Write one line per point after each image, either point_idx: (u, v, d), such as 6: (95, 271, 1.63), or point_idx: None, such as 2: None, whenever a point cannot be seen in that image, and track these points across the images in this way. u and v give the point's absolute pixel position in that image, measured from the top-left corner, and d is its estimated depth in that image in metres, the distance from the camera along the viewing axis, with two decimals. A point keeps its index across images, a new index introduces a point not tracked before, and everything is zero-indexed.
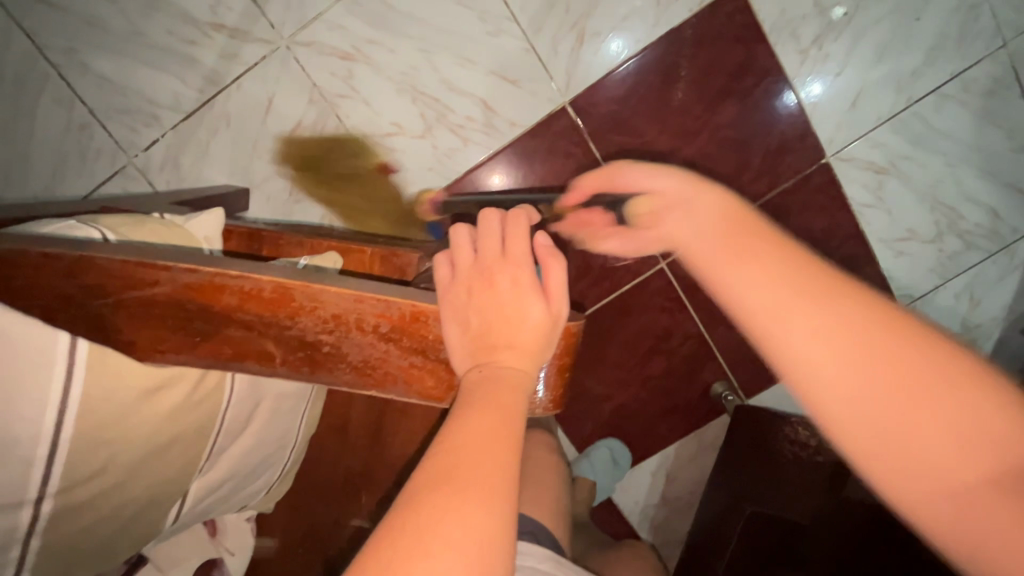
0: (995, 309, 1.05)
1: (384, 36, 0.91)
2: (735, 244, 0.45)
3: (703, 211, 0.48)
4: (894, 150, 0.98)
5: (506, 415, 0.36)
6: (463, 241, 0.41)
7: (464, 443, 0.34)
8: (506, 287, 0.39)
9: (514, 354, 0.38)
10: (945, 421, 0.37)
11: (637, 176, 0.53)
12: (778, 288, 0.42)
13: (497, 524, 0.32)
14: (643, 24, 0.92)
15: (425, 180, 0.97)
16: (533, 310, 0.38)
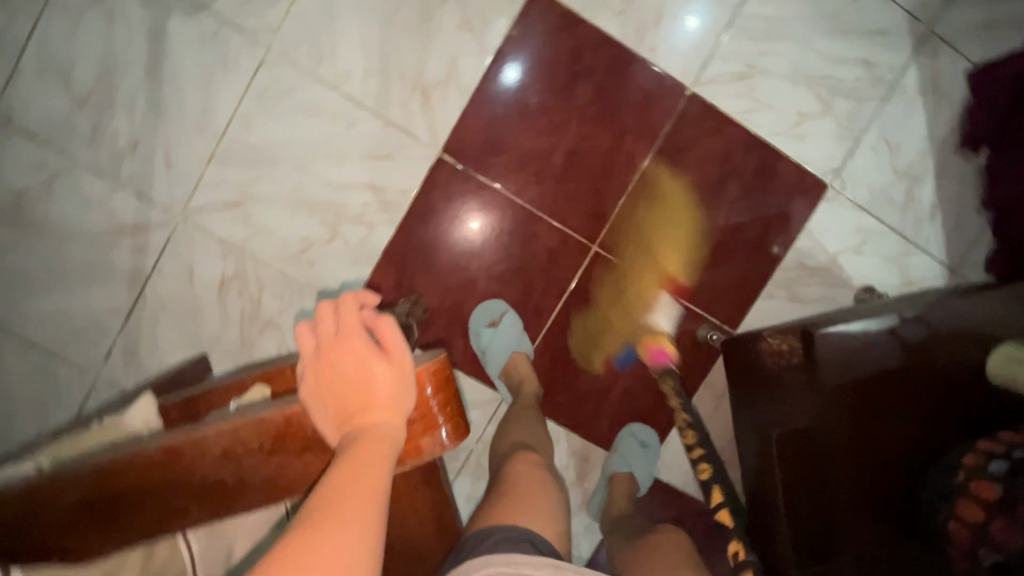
0: (912, 146, 1.07)
1: (260, 170, 0.98)
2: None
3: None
4: (748, 53, 1.02)
5: (378, 461, 0.40)
6: (306, 334, 0.46)
7: (336, 485, 0.38)
8: (353, 361, 0.44)
9: (376, 412, 0.43)
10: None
11: None
12: None
13: (358, 549, 0.35)
14: (472, 55, 0.98)
15: (353, 273, 1.02)
16: (378, 370, 0.44)
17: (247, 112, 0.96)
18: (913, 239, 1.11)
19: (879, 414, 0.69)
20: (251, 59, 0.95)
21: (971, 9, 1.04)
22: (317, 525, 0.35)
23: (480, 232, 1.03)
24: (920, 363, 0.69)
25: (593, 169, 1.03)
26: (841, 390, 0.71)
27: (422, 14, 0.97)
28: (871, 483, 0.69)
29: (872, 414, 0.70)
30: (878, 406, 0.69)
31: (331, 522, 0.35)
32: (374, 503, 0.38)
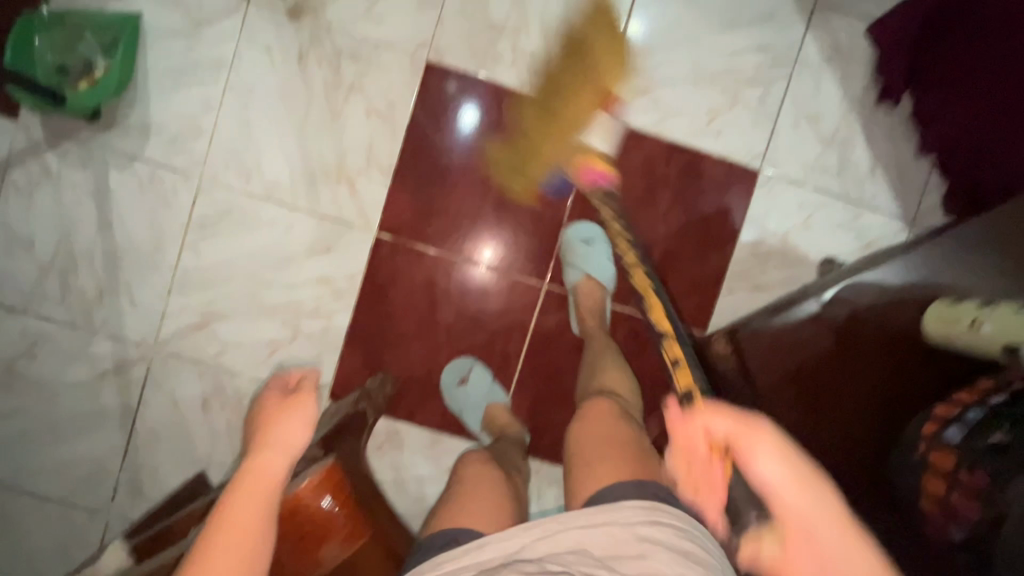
0: (832, 112, 1.08)
1: (217, 290, 1.04)
2: (853, 542, 0.47)
3: (832, 556, 0.46)
4: (644, 70, 1.05)
5: (263, 493, 0.53)
6: (268, 397, 0.66)
7: (241, 507, 0.51)
8: (277, 421, 0.60)
9: (280, 454, 0.56)
10: None
11: (766, 474, 0.48)
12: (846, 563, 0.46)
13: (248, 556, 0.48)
14: (384, 138, 1.03)
15: (323, 363, 1.06)
16: (300, 436, 0.59)
17: (195, 240, 1.03)
18: (860, 200, 1.09)
19: (823, 394, 0.71)
20: (187, 193, 1.02)
21: None
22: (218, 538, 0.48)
23: (494, 257, 1.06)
24: (848, 333, 0.72)
25: (523, 212, 1.06)
26: (782, 370, 0.72)
27: (330, 113, 1.02)
28: (843, 461, 0.69)
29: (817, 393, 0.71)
30: (825, 386, 0.71)
31: (217, 542, 0.48)
32: (250, 531, 0.50)
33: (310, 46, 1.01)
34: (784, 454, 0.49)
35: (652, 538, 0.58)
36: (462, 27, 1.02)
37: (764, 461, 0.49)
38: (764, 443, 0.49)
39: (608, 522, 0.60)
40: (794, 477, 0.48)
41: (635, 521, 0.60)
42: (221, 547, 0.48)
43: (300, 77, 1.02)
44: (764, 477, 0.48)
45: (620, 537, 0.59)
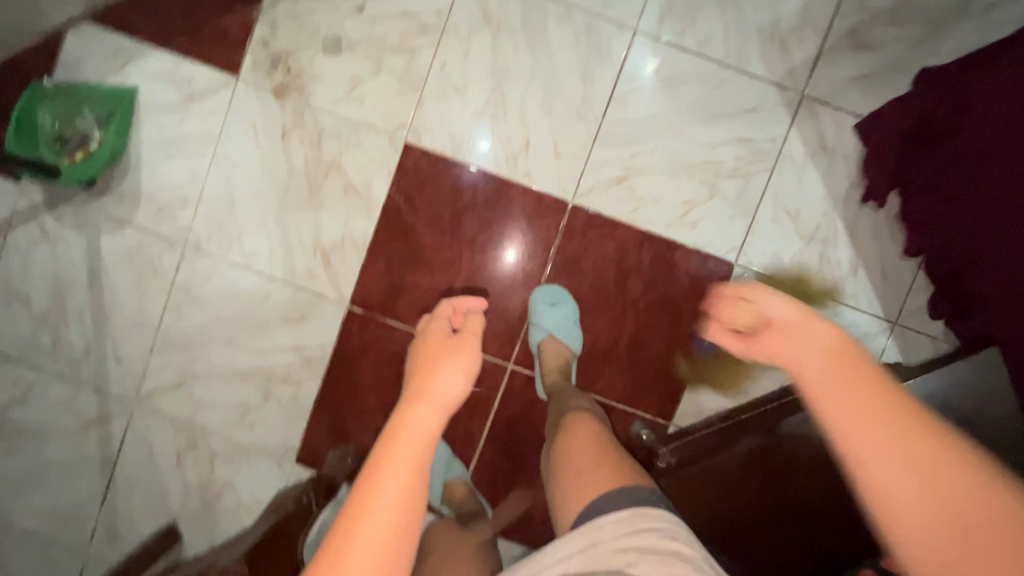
0: (815, 208, 1.05)
1: (194, 352, 1.08)
2: (840, 353, 0.48)
3: (811, 342, 0.49)
4: (620, 158, 1.04)
5: (422, 432, 0.52)
6: (438, 325, 0.72)
7: (382, 483, 0.48)
8: (442, 354, 0.63)
9: (448, 396, 0.56)
10: (958, 488, 0.40)
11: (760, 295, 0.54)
12: (822, 351, 0.48)
13: (390, 549, 0.46)
14: (361, 214, 1.05)
15: (291, 428, 1.09)
16: (451, 388, 0.57)
17: (177, 303, 1.07)
18: (839, 298, 1.06)
19: (754, 524, 0.81)
20: (172, 258, 1.07)
21: (844, 64, 1.02)
22: (342, 536, 0.45)
23: (518, 257, 1.06)
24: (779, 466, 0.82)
25: (505, 272, 1.06)
26: (714, 513, 0.82)
27: (309, 187, 1.05)
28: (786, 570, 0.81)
29: (743, 536, 0.81)
30: (755, 508, 0.81)
31: (391, 467, 0.48)
32: (418, 475, 0.49)
33: (294, 123, 1.04)
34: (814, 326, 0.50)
35: (638, 546, 0.58)
36: (441, 109, 1.03)
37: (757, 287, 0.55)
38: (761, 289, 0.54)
39: (595, 542, 0.61)
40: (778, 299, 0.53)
41: (620, 535, 0.60)
42: (363, 531, 0.45)
43: (282, 152, 1.05)
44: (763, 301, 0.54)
45: (602, 550, 0.59)
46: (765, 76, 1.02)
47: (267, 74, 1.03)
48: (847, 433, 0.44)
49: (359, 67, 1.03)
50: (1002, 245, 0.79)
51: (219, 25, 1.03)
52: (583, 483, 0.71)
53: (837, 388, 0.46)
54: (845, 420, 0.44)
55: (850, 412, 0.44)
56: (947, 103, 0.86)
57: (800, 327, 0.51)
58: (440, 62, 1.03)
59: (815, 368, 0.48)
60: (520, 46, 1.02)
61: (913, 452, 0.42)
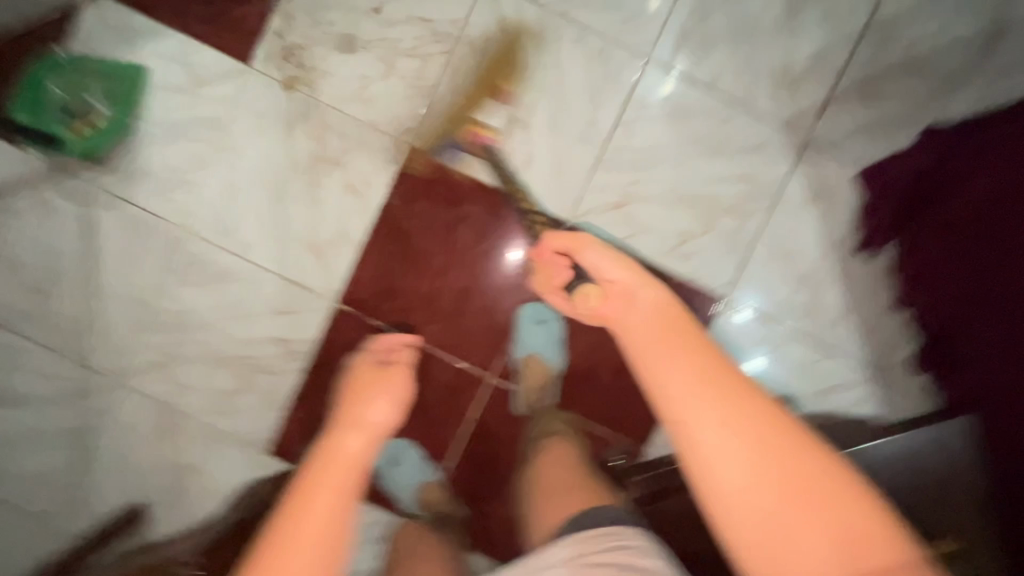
0: (810, 251, 1.05)
1: (179, 335, 1.08)
2: (669, 313, 0.59)
3: (645, 309, 0.60)
4: (620, 183, 1.05)
5: (347, 458, 0.58)
6: (372, 359, 0.92)
7: (315, 489, 0.53)
8: (372, 385, 0.80)
9: (371, 426, 0.66)
10: (753, 418, 0.49)
11: (598, 257, 0.73)
12: (655, 316, 0.59)
13: (327, 543, 0.50)
14: (358, 213, 1.05)
15: (268, 420, 1.08)
16: (378, 419, 0.69)
17: (167, 284, 1.07)
18: (825, 344, 1.07)
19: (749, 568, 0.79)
20: (166, 239, 1.07)
21: (850, 114, 1.03)
22: (279, 539, 0.49)
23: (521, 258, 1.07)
24: None
25: (509, 271, 1.07)
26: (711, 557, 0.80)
27: (309, 182, 1.05)
28: None
29: None
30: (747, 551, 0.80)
31: (314, 492, 0.53)
32: (346, 492, 0.54)
33: (300, 116, 1.04)
34: (651, 293, 0.63)
35: (616, 562, 0.57)
36: (448, 117, 1.04)
37: (604, 266, 0.71)
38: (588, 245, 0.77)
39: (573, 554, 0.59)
40: (624, 271, 0.69)
41: (597, 549, 0.59)
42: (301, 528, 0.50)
43: (285, 144, 1.05)
44: (609, 276, 0.69)
45: (581, 563, 0.58)
46: (771, 116, 1.03)
47: (278, 66, 1.04)
48: (676, 374, 0.53)
49: (370, 68, 1.03)
50: (991, 296, 0.80)
51: (236, 13, 1.03)
52: (563, 500, 0.72)
53: (660, 344, 0.56)
54: (657, 358, 0.55)
55: (674, 361, 0.54)
56: (945, 163, 0.88)
57: (634, 292, 0.64)
58: (451, 71, 1.03)
59: (645, 331, 0.58)
60: (532, 63, 1.03)
61: (723, 390, 0.51)
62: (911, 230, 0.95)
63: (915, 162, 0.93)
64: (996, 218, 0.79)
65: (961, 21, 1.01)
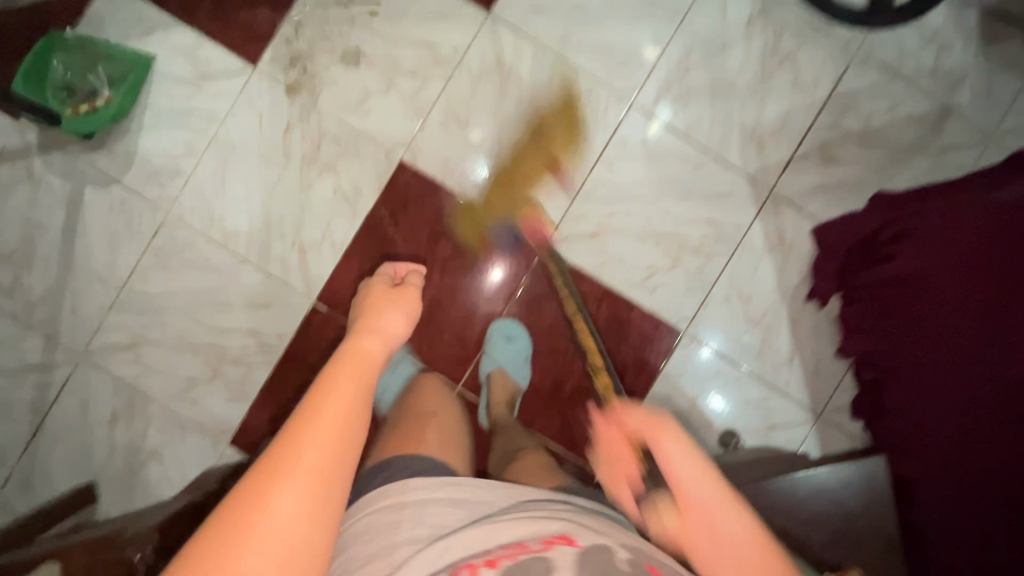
0: (765, 295, 1.13)
1: (151, 317, 1.09)
2: (761, 553, 0.51)
3: (727, 532, 0.52)
4: (596, 214, 1.11)
5: (366, 358, 0.61)
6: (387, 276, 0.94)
7: (338, 381, 0.55)
8: (385, 303, 0.81)
9: (380, 338, 0.70)
10: None
11: (676, 455, 0.56)
12: (733, 534, 0.52)
13: (350, 430, 0.51)
14: (344, 217, 1.09)
15: (232, 409, 1.09)
16: (393, 331, 0.73)
17: (146, 266, 1.09)
18: (773, 383, 1.13)
19: None
20: (151, 222, 1.09)
21: (810, 173, 1.12)
22: (300, 422, 0.49)
23: (501, 279, 1.11)
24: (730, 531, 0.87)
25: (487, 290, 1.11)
26: None
27: (300, 183, 1.09)
28: None
29: None
30: None
31: (338, 384, 0.54)
32: (365, 386, 0.56)
33: (299, 119, 1.09)
34: (736, 514, 0.53)
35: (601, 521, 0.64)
36: (441, 137, 1.09)
37: (675, 449, 0.56)
38: (674, 438, 0.57)
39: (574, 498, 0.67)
40: (696, 458, 0.56)
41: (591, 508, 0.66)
42: (324, 414, 0.50)
43: (281, 144, 1.09)
44: (675, 464, 0.55)
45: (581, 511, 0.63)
46: (739, 167, 1.12)
47: (283, 70, 1.08)
48: None
49: (371, 82, 1.09)
50: (925, 361, 0.86)
51: (247, 15, 1.08)
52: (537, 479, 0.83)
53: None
54: None
55: None
56: (887, 228, 0.98)
57: (710, 501, 0.54)
58: (449, 93, 1.09)
59: (725, 564, 0.52)
60: (525, 95, 1.10)
61: None
62: (856, 286, 1.02)
63: (862, 227, 1.03)
64: (948, 351, 0.83)
65: (913, 101, 1.12)
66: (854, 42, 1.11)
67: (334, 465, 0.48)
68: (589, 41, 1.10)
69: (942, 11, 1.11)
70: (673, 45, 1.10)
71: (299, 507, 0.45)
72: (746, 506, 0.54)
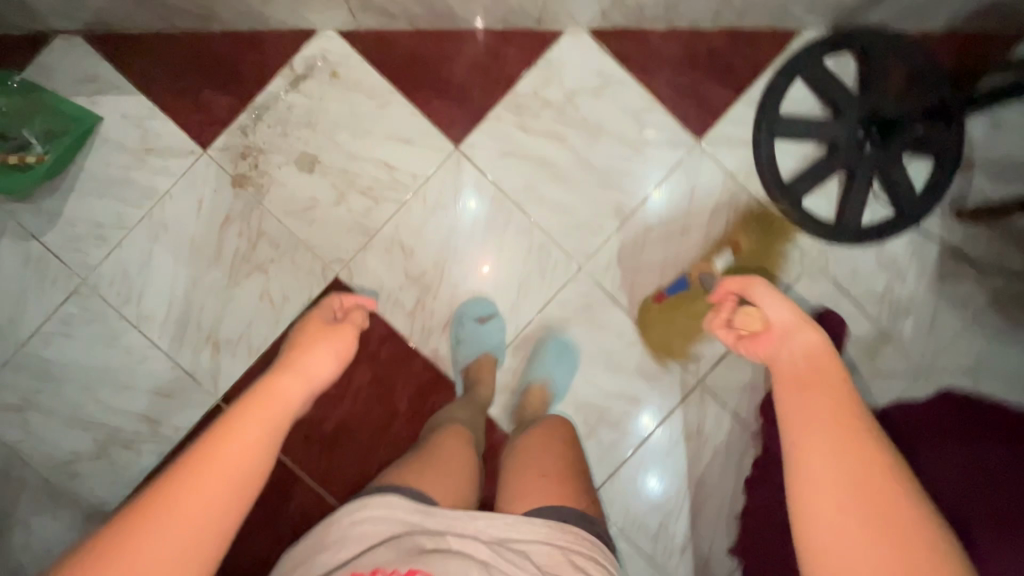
0: (672, 481, 1.12)
1: (47, 383, 1.05)
2: (813, 389, 0.52)
3: (795, 343, 0.59)
4: (522, 369, 1.09)
5: (271, 425, 0.49)
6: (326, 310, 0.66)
7: (287, 377, 0.55)
8: (318, 343, 0.60)
9: (323, 363, 0.58)
10: (883, 492, 0.43)
11: (765, 297, 0.65)
12: (835, 431, 0.48)
13: (285, 414, 0.51)
14: (266, 321, 1.05)
15: (109, 494, 1.05)
16: (328, 369, 0.58)
17: (50, 330, 1.04)
18: (661, 568, 1.12)
19: None
20: (63, 288, 1.04)
21: (739, 372, 1.11)
22: (266, 389, 0.52)
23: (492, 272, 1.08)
24: None
25: (417, 380, 1.07)
26: None
27: (227, 278, 1.05)
28: None
29: None
30: None
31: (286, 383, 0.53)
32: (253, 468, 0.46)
33: (239, 214, 1.04)
34: (800, 333, 0.60)
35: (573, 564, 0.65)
36: (382, 262, 1.06)
37: (766, 296, 0.65)
38: (765, 289, 0.66)
39: (551, 540, 0.67)
40: (801, 332, 0.60)
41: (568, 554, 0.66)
42: (275, 392, 0.52)
43: (217, 236, 1.04)
44: (768, 306, 0.64)
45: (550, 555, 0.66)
46: (673, 352, 1.11)
47: (233, 161, 1.04)
48: (831, 443, 0.47)
49: (322, 193, 1.05)
50: None
51: (208, 97, 1.03)
52: (541, 486, 0.76)
53: (820, 431, 0.48)
54: (804, 444, 0.48)
55: (821, 428, 0.48)
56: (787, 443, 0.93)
57: (788, 330, 0.61)
58: (399, 220, 1.06)
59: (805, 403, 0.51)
60: (494, 201, 1.07)
61: (865, 481, 0.44)
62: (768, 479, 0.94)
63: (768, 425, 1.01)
64: None
65: (857, 321, 1.11)
66: (812, 252, 1.11)
67: (207, 524, 0.43)
68: (551, 197, 1.07)
69: (903, 241, 1.11)
70: (634, 219, 1.08)
71: (205, 500, 0.43)
72: (815, 329, 0.60)
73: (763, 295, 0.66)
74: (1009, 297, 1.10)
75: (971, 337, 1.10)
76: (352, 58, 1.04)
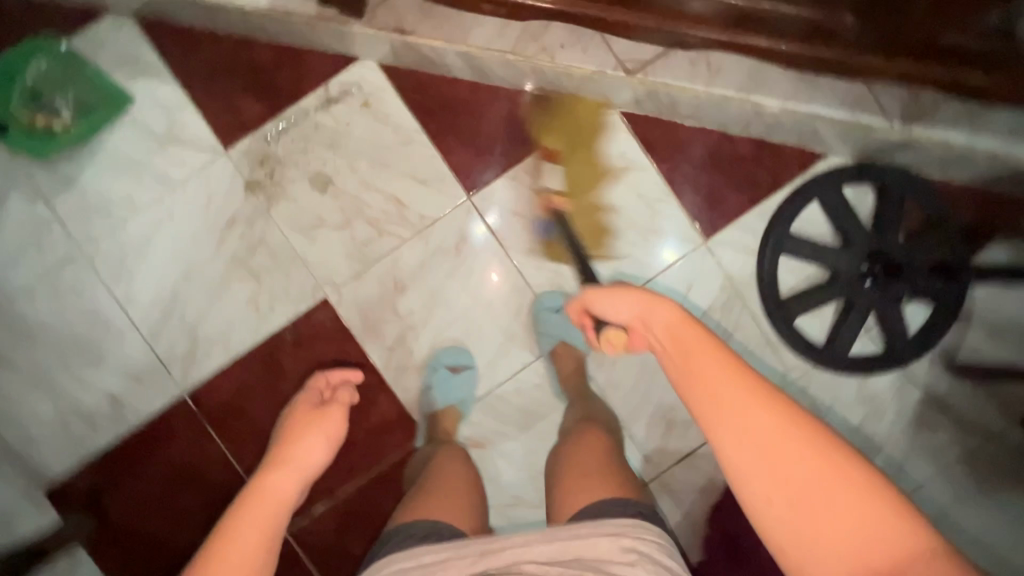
0: None
1: (23, 342, 1.05)
2: (708, 380, 0.61)
3: (661, 323, 0.69)
4: (487, 426, 1.08)
5: (273, 500, 0.63)
6: (310, 393, 0.91)
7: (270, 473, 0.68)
8: (302, 429, 0.80)
9: (310, 445, 0.76)
10: (796, 443, 0.55)
11: (607, 303, 0.75)
12: (740, 413, 0.58)
13: (280, 499, 0.64)
14: (248, 327, 1.06)
15: (57, 463, 1.05)
16: (314, 453, 0.75)
17: (37, 292, 1.05)
18: None
19: None
20: (60, 254, 1.05)
21: (700, 473, 1.10)
22: (257, 484, 0.65)
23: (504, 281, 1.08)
24: None
25: (382, 415, 1.07)
26: None
27: (220, 277, 1.06)
28: None
29: None
30: None
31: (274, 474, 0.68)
32: (268, 530, 0.59)
33: (245, 218, 1.06)
34: (662, 320, 0.69)
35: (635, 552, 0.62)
36: (373, 293, 1.07)
37: (604, 300, 0.75)
38: (603, 293, 0.75)
39: (591, 532, 0.65)
40: (664, 316, 0.69)
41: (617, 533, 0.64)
42: (264, 487, 0.65)
43: (219, 234, 1.06)
44: (619, 310, 0.74)
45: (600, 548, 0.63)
46: (639, 440, 1.10)
47: (251, 166, 1.05)
48: (736, 426, 0.57)
49: (329, 214, 1.06)
50: None
51: (240, 101, 1.05)
52: (586, 487, 0.75)
53: (728, 417, 0.58)
54: (722, 434, 0.58)
55: (725, 412, 0.58)
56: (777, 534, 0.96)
57: (649, 313, 0.71)
58: (398, 255, 1.07)
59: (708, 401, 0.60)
60: (506, 225, 1.07)
61: (777, 445, 0.56)
62: None
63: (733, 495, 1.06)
64: None
65: None
66: (796, 371, 1.10)
67: None
68: (551, 263, 1.08)
69: (891, 378, 1.10)
70: None
71: None
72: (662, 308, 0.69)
73: (605, 302, 0.75)
74: (983, 456, 1.08)
75: (937, 488, 1.09)
76: (386, 91, 1.06)
